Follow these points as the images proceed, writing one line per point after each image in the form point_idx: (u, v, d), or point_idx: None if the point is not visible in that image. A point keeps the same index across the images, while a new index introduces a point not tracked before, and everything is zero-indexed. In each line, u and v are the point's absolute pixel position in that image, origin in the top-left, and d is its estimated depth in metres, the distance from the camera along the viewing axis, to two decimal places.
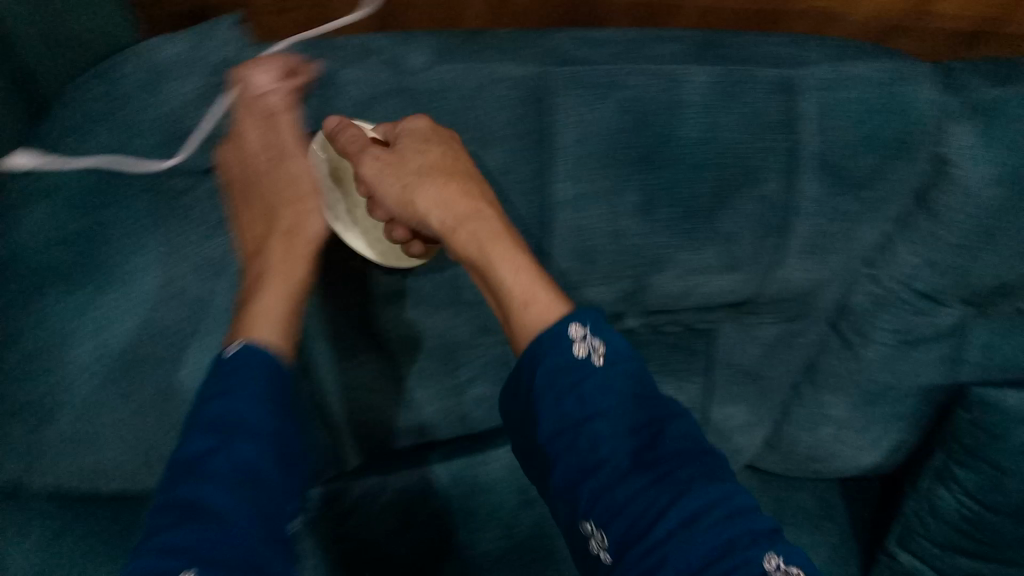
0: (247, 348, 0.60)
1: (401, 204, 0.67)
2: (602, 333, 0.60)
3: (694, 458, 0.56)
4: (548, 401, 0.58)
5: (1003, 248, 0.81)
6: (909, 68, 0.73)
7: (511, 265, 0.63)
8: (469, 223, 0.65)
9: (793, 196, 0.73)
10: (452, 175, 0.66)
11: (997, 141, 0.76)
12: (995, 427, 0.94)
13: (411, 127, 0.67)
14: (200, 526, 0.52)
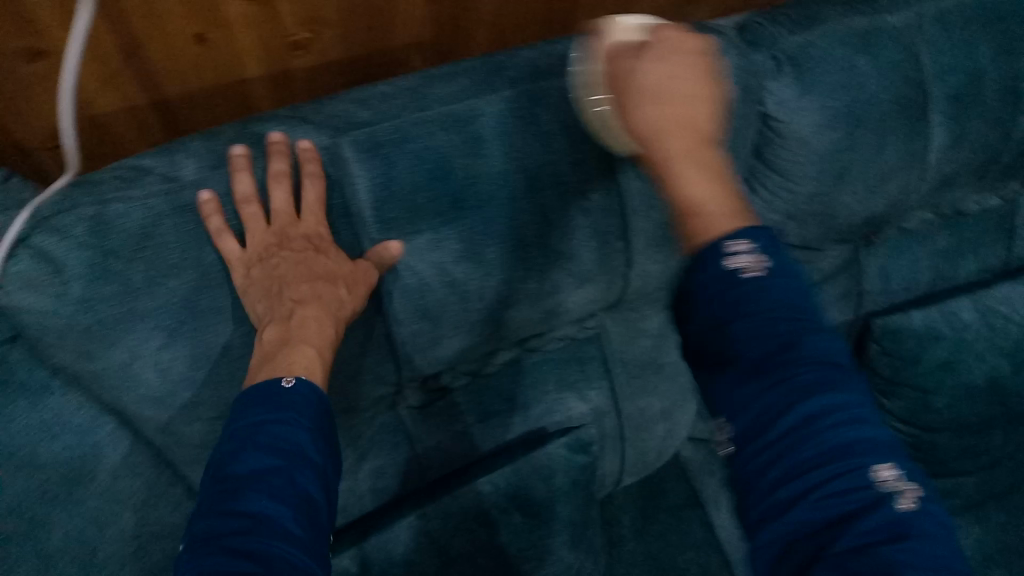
0: (300, 383, 0.56)
1: (623, 89, 0.57)
2: (762, 245, 0.50)
3: (828, 368, 0.47)
4: (699, 305, 0.50)
5: (856, 185, 0.80)
6: (698, 38, 0.71)
7: (692, 177, 0.53)
8: (655, 126, 0.55)
9: (620, 200, 0.73)
10: (681, 84, 0.55)
11: (817, 86, 0.74)
12: (906, 351, 0.94)
13: (669, 39, 0.57)
14: (237, 535, 0.49)
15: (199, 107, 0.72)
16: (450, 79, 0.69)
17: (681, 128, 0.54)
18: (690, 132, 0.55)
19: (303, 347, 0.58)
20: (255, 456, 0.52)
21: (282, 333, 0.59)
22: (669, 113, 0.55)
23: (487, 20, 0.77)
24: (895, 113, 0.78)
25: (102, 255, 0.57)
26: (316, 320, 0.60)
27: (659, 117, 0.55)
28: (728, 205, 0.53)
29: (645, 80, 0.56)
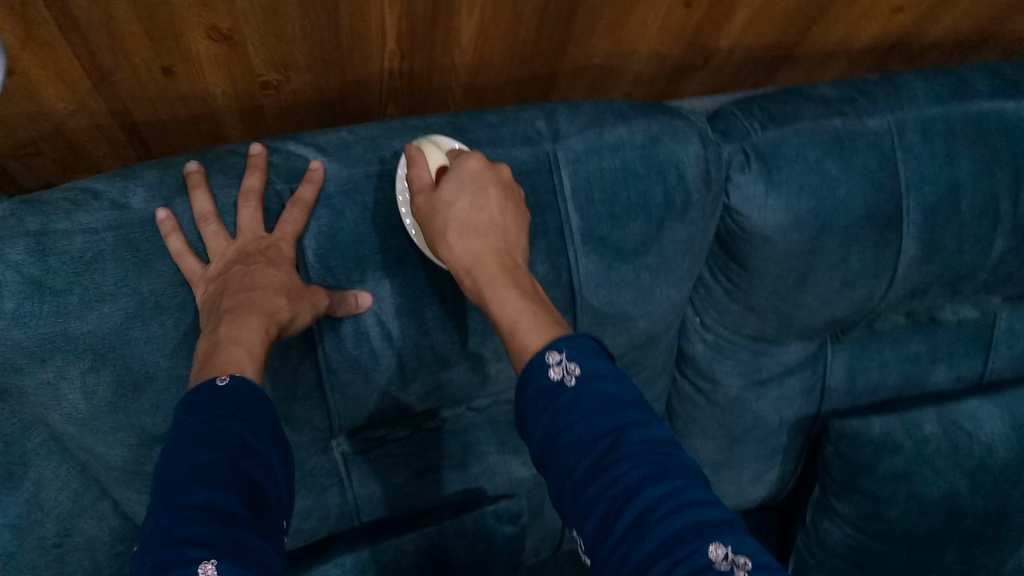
0: (234, 378, 0.53)
1: (430, 217, 0.61)
2: (580, 354, 0.52)
3: (656, 457, 0.48)
4: (532, 422, 0.53)
5: (820, 287, 0.79)
6: (666, 123, 0.72)
7: (508, 298, 0.57)
8: (471, 257, 0.59)
9: (569, 274, 0.71)
10: (481, 221, 0.60)
11: (784, 183, 0.73)
12: (861, 458, 0.93)
13: (467, 170, 0.61)
14: (185, 525, 0.44)
15: (167, 133, 0.73)
16: (414, 133, 0.70)
17: (490, 261, 0.59)
18: (482, 257, 0.59)
19: (234, 347, 0.56)
20: (193, 447, 0.49)
21: (214, 340, 0.57)
22: (467, 233, 0.60)
23: (463, 84, 0.76)
24: (863, 218, 0.76)
25: (38, 274, 0.58)
26: (253, 325, 0.58)
27: (461, 247, 0.59)
28: (538, 316, 0.57)
29: (477, 203, 0.60)
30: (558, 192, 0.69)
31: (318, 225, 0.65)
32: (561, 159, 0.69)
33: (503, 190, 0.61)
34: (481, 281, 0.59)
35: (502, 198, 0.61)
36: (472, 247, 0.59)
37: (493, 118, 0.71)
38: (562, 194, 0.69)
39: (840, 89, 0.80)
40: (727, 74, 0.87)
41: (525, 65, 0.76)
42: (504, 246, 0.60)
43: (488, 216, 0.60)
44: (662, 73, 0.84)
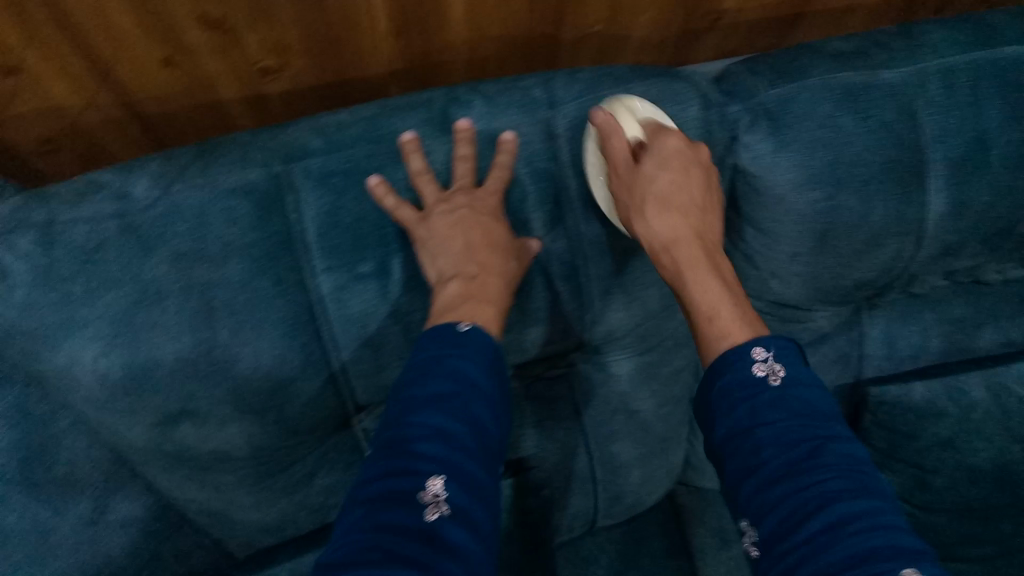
0: (473, 327, 0.60)
1: (627, 193, 0.65)
2: (783, 358, 0.58)
3: (855, 476, 0.52)
4: (721, 408, 0.58)
5: (841, 248, 0.76)
6: (667, 84, 0.70)
7: (709, 284, 0.62)
8: (669, 233, 0.64)
9: (571, 240, 0.72)
10: (682, 199, 0.64)
11: (795, 141, 0.71)
12: (901, 425, 0.90)
13: (670, 148, 0.65)
14: (422, 442, 0.54)
15: (181, 122, 0.76)
16: (411, 110, 0.70)
17: (683, 260, 0.63)
18: (676, 231, 0.64)
19: (483, 305, 0.63)
20: (435, 380, 0.57)
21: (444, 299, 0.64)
22: (660, 204, 0.64)
23: (464, 58, 0.77)
24: (883, 174, 0.74)
25: (48, 263, 0.61)
26: (485, 284, 0.65)
27: (662, 222, 0.64)
28: (744, 316, 0.62)
29: (687, 166, 0.65)
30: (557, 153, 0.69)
31: (317, 205, 0.67)
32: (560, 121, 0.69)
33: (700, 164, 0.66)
34: (685, 270, 0.63)
35: (699, 167, 0.66)
36: (670, 221, 0.64)
37: (488, 91, 0.71)
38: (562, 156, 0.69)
39: (856, 42, 0.77)
40: (737, 38, 0.85)
41: (525, 37, 0.76)
42: (699, 229, 0.65)
43: (691, 174, 0.65)
44: (669, 41, 0.82)
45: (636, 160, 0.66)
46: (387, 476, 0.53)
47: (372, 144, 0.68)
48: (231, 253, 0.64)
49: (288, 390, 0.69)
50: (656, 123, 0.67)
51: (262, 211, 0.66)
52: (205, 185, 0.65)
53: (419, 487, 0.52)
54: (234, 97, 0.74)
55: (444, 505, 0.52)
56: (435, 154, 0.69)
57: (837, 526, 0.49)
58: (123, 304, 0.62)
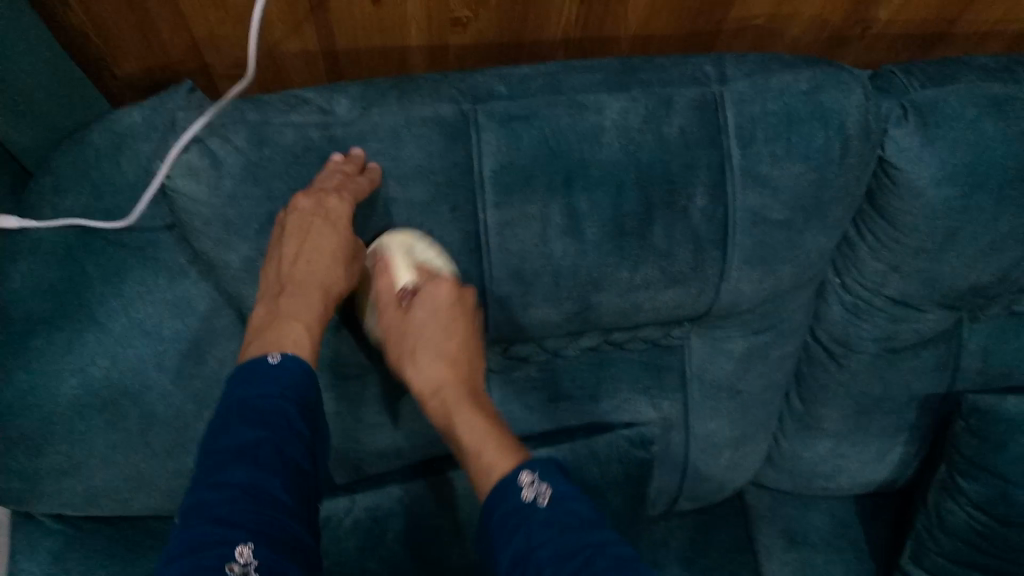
0: (285, 356, 0.62)
1: (399, 340, 0.70)
2: (547, 478, 0.58)
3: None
4: (496, 538, 0.58)
5: (965, 247, 0.80)
6: (832, 73, 0.75)
7: (469, 422, 0.65)
8: (432, 379, 0.69)
9: (725, 211, 0.75)
10: (449, 339, 0.69)
11: (942, 138, 0.75)
12: (994, 436, 0.92)
13: (437, 295, 0.69)
14: (223, 503, 0.54)
15: (363, 65, 0.81)
16: (588, 71, 0.75)
17: (447, 400, 0.68)
18: (441, 377, 0.69)
19: (292, 323, 0.65)
20: (241, 429, 0.58)
21: (274, 311, 0.66)
22: (417, 353, 0.69)
23: (628, 36, 0.83)
24: (1020, 181, 0.77)
25: (257, 161, 0.68)
26: (312, 299, 0.66)
27: (423, 370, 0.69)
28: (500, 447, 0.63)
29: (453, 305, 0.69)
30: (722, 124, 0.74)
31: (499, 144, 0.71)
32: (728, 96, 0.74)
33: (450, 309, 0.69)
34: (430, 398, 0.69)
35: (455, 325, 0.69)
36: (431, 367, 0.69)
37: (660, 63, 0.76)
38: (727, 128, 0.74)
39: (1005, 59, 0.81)
40: (877, 52, 0.90)
41: (690, 22, 0.82)
42: (461, 367, 0.69)
43: (453, 326, 0.69)
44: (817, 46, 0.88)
45: (408, 304, 0.70)
46: (192, 553, 0.51)
47: (552, 97, 0.73)
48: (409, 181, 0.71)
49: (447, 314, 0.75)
50: (427, 266, 0.70)
51: (446, 140, 0.71)
52: (400, 112, 0.70)
53: (227, 558, 0.51)
54: (418, 45, 0.80)
55: (254, 568, 0.51)
56: (608, 111, 0.73)
57: None
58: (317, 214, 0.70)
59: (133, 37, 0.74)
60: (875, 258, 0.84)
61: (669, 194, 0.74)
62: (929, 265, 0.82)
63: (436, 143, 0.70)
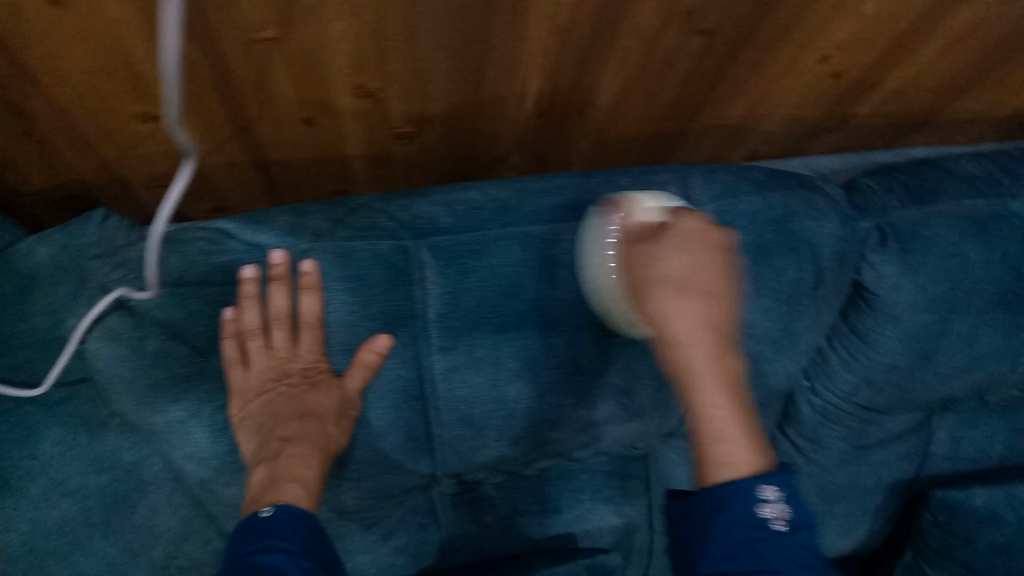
0: (277, 509, 0.56)
1: (635, 273, 0.60)
2: (792, 502, 0.55)
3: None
4: (721, 546, 0.54)
5: (940, 367, 0.76)
6: (805, 198, 0.70)
7: (718, 400, 0.57)
8: (684, 328, 0.57)
9: None
10: (705, 284, 0.58)
11: (920, 266, 0.71)
12: (961, 530, 0.90)
13: (693, 232, 0.60)
14: None
15: (298, 179, 0.75)
16: (542, 196, 0.69)
17: (698, 353, 0.57)
18: (693, 329, 0.57)
19: (291, 485, 0.58)
20: None
21: (274, 469, 0.59)
22: (675, 292, 0.58)
23: (589, 138, 0.76)
24: (998, 305, 0.73)
25: (181, 318, 0.61)
26: (311, 458, 0.60)
27: (671, 313, 0.57)
28: (750, 437, 0.57)
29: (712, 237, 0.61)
30: None
31: (445, 281, 0.64)
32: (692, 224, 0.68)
33: (720, 249, 0.61)
34: (657, 339, 0.59)
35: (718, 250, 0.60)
36: (656, 315, 0.58)
37: (619, 182, 0.71)
38: None
39: (983, 164, 0.76)
40: (846, 145, 0.86)
41: (655, 128, 0.76)
42: (727, 338, 0.59)
43: (720, 265, 0.60)
44: (782, 145, 0.83)
45: (658, 236, 0.61)
46: None
47: (507, 234, 0.66)
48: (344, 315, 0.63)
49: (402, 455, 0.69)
50: (676, 209, 0.63)
51: (388, 284, 0.64)
52: (339, 249, 0.63)
53: None
54: (357, 153, 0.72)
55: None
56: (565, 240, 0.67)
57: None
58: (252, 369, 0.62)
59: (36, 164, 0.66)
60: (845, 370, 0.79)
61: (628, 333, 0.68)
62: (902, 380, 0.78)
63: (383, 282, 0.63)
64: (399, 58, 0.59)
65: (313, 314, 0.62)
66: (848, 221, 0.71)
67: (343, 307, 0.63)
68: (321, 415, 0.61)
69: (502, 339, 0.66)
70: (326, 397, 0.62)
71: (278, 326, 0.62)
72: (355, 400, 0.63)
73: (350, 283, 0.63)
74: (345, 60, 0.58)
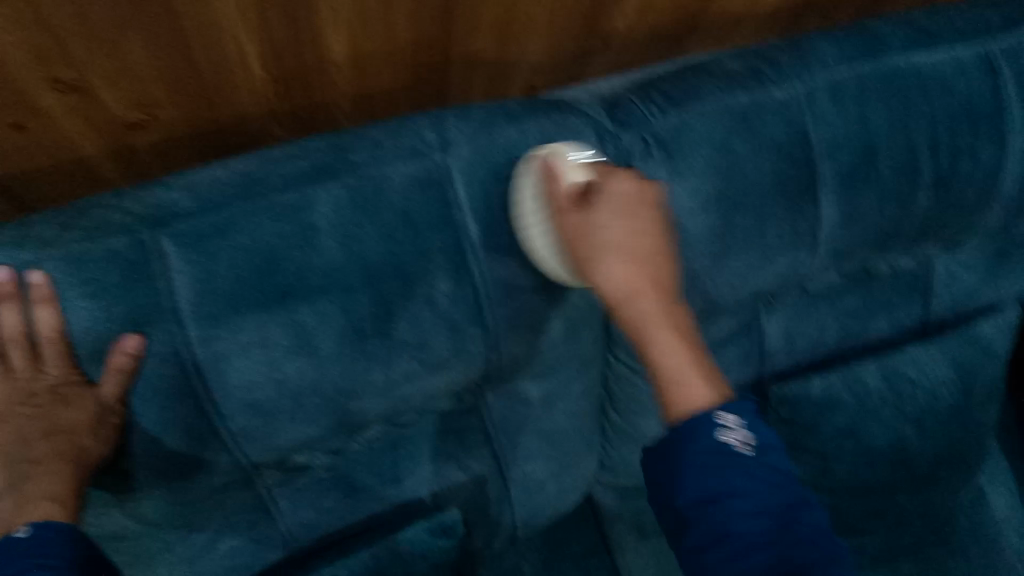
0: (35, 527, 0.58)
1: (582, 243, 0.64)
2: (750, 424, 0.61)
3: (821, 542, 0.57)
4: (690, 476, 0.60)
5: (735, 266, 0.77)
6: (561, 118, 0.70)
7: (668, 347, 0.64)
8: (628, 285, 0.64)
9: (472, 289, 0.71)
10: (642, 245, 0.65)
11: (689, 169, 0.71)
12: (802, 420, 0.92)
13: (619, 193, 0.65)
14: None
15: (42, 186, 0.70)
16: (289, 163, 0.66)
17: (648, 311, 0.64)
18: (632, 286, 0.64)
19: (43, 502, 0.60)
20: None
21: (21, 492, 0.60)
22: (620, 258, 0.64)
23: (347, 93, 0.73)
24: (774, 194, 0.75)
25: None
26: (63, 473, 0.62)
27: (614, 273, 0.64)
28: (699, 366, 0.64)
29: (663, 211, 0.67)
30: (451, 192, 0.67)
31: (188, 268, 0.62)
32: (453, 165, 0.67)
33: (656, 208, 0.66)
34: (618, 302, 0.64)
35: (652, 215, 0.66)
36: (626, 277, 0.64)
37: (372, 135, 0.69)
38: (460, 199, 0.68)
39: (745, 59, 0.76)
40: (622, 62, 0.84)
41: (411, 74, 0.73)
42: (673, 292, 0.66)
43: (661, 225, 0.66)
44: (555, 72, 0.81)
45: (584, 208, 0.65)
46: None
47: (252, 210, 0.64)
48: (82, 323, 0.60)
49: (189, 447, 0.68)
50: (600, 167, 0.67)
51: (125, 283, 0.60)
52: (68, 257, 0.59)
53: None
54: (95, 150, 0.68)
55: None
56: (319, 205, 0.65)
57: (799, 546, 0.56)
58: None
59: None
60: None
61: (406, 290, 0.68)
62: (704, 288, 0.78)
63: (119, 279, 0.60)
64: (82, 40, 0.56)
65: (47, 328, 0.59)
66: (605, 137, 0.71)
67: (83, 316, 0.60)
68: (73, 429, 0.61)
69: (265, 317, 0.64)
70: (78, 411, 0.61)
71: (13, 345, 0.60)
72: (115, 407, 0.62)
73: (83, 289, 0.59)
74: (21, 53, 0.54)
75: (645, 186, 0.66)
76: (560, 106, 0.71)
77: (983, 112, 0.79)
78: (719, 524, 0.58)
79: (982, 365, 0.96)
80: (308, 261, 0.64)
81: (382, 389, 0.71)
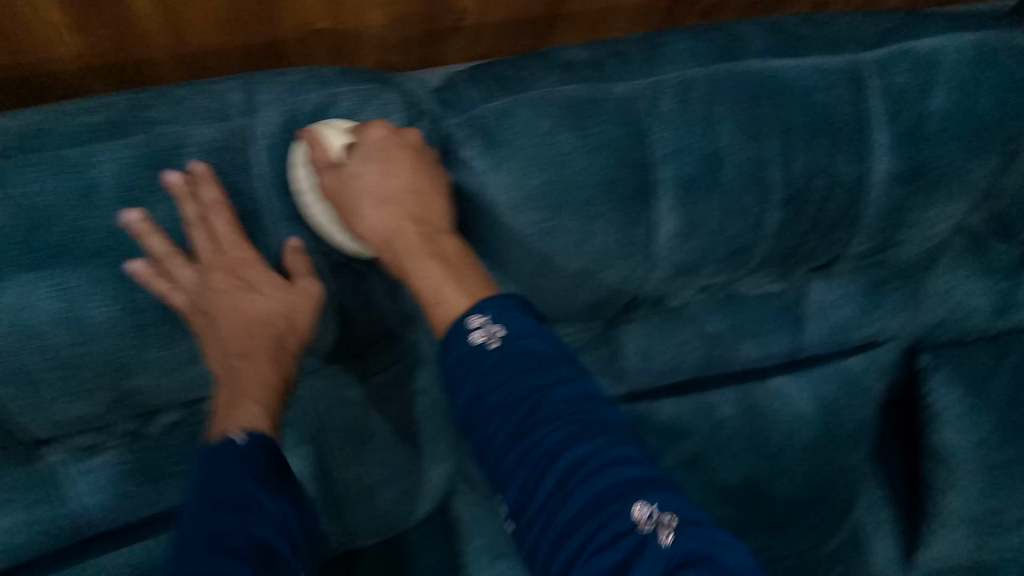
0: None
1: (341, 198, 0.61)
2: (497, 315, 0.57)
3: (579, 417, 0.54)
4: (467, 386, 0.56)
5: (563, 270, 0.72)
6: (374, 93, 0.67)
7: (429, 270, 0.61)
8: (388, 229, 0.62)
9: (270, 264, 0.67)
10: (394, 188, 0.62)
11: (512, 159, 0.66)
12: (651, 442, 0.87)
13: (371, 139, 0.62)
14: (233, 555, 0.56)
15: None
16: (81, 114, 0.62)
17: (410, 243, 0.61)
18: (392, 228, 0.62)
19: None
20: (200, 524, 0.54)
21: None
22: (381, 203, 0.62)
23: (165, 53, 0.69)
24: (607, 195, 0.70)
25: None
26: None
27: (373, 219, 0.61)
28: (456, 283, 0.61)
29: (427, 154, 0.65)
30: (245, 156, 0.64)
31: None
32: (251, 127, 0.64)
33: (416, 152, 0.64)
34: (383, 250, 0.62)
35: (406, 154, 0.63)
36: (382, 222, 0.62)
37: (175, 92, 0.64)
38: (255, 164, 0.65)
39: (592, 51, 0.73)
40: (480, 49, 0.81)
41: (235, 34, 0.69)
42: (444, 228, 0.64)
43: (423, 167, 0.64)
44: (402, 49, 0.77)
45: (341, 165, 0.62)
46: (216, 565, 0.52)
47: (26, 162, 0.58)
48: None
49: None
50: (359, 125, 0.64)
51: None
52: None
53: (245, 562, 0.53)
54: None
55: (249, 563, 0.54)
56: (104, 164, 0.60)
57: (551, 431, 0.53)
58: None
59: None
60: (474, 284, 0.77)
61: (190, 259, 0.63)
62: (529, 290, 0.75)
63: None
64: None
65: None
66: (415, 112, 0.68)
67: None
68: None
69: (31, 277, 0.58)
70: None
71: None
72: None
73: None
74: None
75: (403, 133, 0.64)
76: (381, 79, 0.68)
77: (844, 127, 0.74)
78: (489, 432, 0.55)
79: (843, 402, 0.94)
80: (86, 222, 0.59)
81: (165, 373, 0.67)
